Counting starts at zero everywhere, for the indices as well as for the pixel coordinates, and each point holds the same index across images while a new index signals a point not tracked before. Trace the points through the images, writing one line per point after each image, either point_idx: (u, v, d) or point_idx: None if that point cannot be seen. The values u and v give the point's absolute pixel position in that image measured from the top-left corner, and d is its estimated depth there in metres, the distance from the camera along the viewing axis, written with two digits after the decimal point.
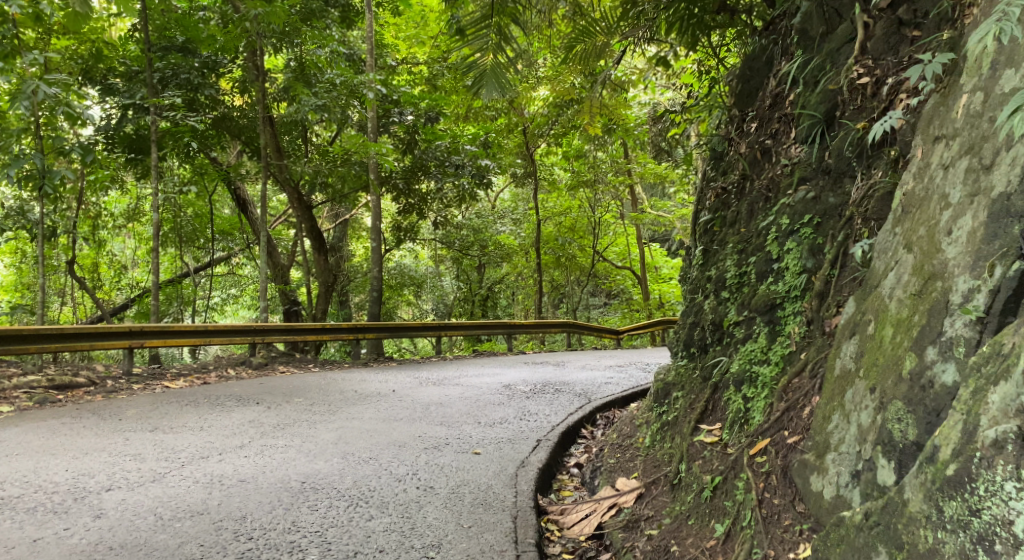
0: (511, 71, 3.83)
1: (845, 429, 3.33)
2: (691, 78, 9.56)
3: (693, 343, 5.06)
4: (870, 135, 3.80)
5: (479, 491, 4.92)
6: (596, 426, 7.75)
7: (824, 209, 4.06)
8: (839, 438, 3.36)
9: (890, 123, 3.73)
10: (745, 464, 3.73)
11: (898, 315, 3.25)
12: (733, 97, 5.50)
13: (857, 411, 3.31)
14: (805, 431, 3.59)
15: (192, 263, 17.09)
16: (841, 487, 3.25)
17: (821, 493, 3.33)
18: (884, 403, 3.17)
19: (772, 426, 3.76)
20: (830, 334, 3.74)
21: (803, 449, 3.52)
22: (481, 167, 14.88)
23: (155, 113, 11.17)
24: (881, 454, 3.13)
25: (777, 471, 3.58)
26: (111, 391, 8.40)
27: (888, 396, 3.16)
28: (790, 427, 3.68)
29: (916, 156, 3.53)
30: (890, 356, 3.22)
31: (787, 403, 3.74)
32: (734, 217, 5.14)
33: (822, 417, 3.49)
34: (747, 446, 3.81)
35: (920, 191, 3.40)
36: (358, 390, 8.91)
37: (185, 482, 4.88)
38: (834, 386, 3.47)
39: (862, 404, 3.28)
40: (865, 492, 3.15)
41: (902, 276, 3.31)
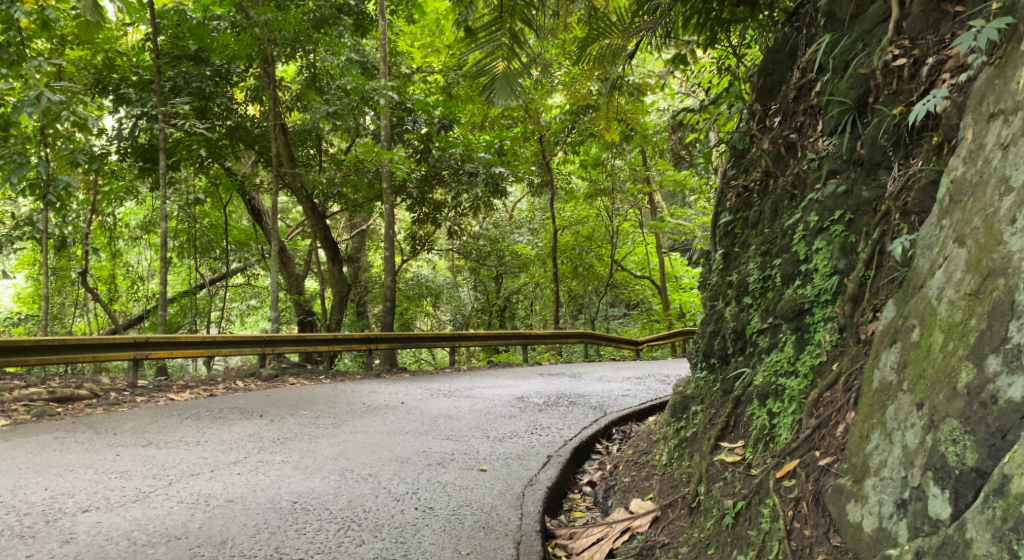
0: (526, 78, 3.41)
1: (888, 451, 2.96)
2: (712, 79, 9.13)
3: (713, 354, 4.69)
4: (911, 117, 3.39)
5: (482, 513, 4.57)
6: (612, 441, 7.38)
7: (856, 204, 3.70)
8: (880, 460, 2.98)
9: (934, 102, 3.31)
10: (771, 489, 3.34)
11: (949, 319, 2.88)
12: (754, 93, 5.18)
13: (901, 430, 2.93)
14: (839, 452, 3.20)
15: (208, 274, 16.84)
16: (884, 518, 2.88)
17: (861, 524, 2.95)
18: (934, 422, 2.81)
19: (802, 446, 3.37)
20: (866, 342, 3.37)
21: (838, 473, 3.14)
22: (495, 174, 14.24)
23: (164, 122, 10.83)
24: (933, 482, 2.77)
25: (807, 497, 3.20)
26: (113, 403, 8.11)
27: (940, 413, 2.79)
28: (822, 447, 3.28)
29: (967, 138, 3.15)
30: (941, 366, 2.84)
31: (818, 420, 3.36)
32: (758, 217, 4.78)
33: (859, 437, 3.11)
34: (773, 469, 3.42)
35: (972, 179, 3.03)
36: (367, 402, 8.57)
37: (168, 502, 4.57)
38: (874, 400, 3.10)
39: (908, 422, 2.90)
40: (913, 525, 2.79)
41: (952, 274, 2.94)
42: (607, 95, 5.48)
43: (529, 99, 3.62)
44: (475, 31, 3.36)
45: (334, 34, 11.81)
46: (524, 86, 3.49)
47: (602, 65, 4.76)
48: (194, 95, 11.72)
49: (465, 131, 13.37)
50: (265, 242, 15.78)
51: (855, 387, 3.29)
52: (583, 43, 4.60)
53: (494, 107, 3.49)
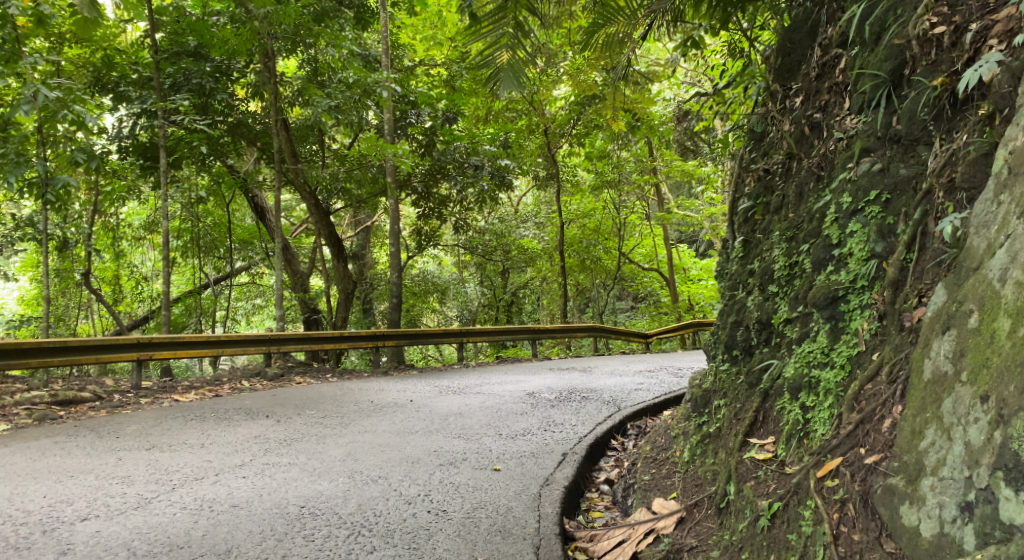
0: (532, 68, 3.21)
1: (947, 448, 2.75)
2: (720, 64, 8.89)
3: (735, 345, 4.47)
4: (961, 85, 3.24)
5: (498, 515, 4.37)
6: (626, 437, 7.17)
7: (894, 182, 3.48)
8: (937, 458, 2.77)
9: (984, 69, 3.14)
10: (812, 490, 3.13)
11: (1017, 304, 2.67)
12: (772, 73, 4.95)
13: (962, 425, 2.72)
14: (886, 449, 2.99)
15: (213, 273, 16.64)
16: (946, 522, 2.68)
17: (919, 529, 2.76)
18: (1004, 417, 2.60)
19: (843, 443, 3.15)
20: (911, 330, 3.15)
21: (888, 472, 2.94)
22: (501, 167, 14.16)
23: (164, 118, 10.59)
24: (1004, 483, 2.56)
25: (853, 499, 2.99)
26: (117, 405, 7.92)
27: (1011, 408, 2.59)
28: (867, 443, 3.07)
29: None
30: (1010, 355, 2.64)
31: (860, 414, 3.15)
32: (781, 201, 4.56)
33: (910, 433, 2.90)
34: (812, 468, 3.22)
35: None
36: (374, 400, 8.37)
37: (170, 508, 4.38)
38: (928, 393, 2.89)
39: (971, 417, 2.70)
40: (981, 531, 2.59)
41: (1016, 254, 2.73)
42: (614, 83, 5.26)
43: (534, 89, 3.42)
44: (477, 20, 3.15)
45: (334, 27, 11.55)
46: (529, 75, 3.29)
47: (609, 51, 4.59)
48: (193, 92, 11.43)
49: (470, 123, 13.14)
50: (269, 239, 15.58)
51: (900, 377, 3.07)
52: (587, 31, 4.39)
53: (498, 98, 3.30)
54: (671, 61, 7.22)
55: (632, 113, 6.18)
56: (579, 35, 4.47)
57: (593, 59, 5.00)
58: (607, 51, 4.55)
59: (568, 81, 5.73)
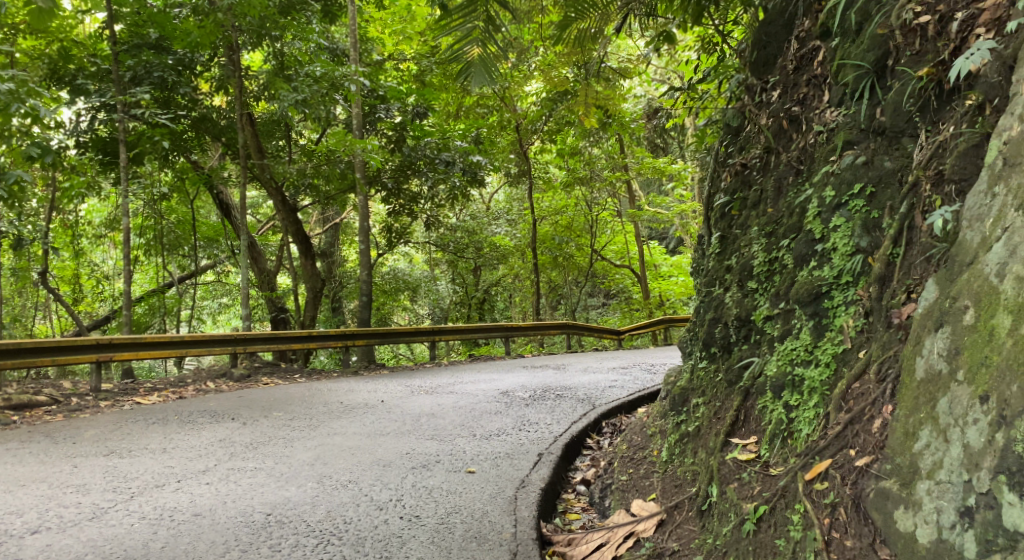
0: (503, 63, 3.07)
1: (943, 450, 2.67)
2: (691, 59, 8.82)
3: (714, 343, 4.38)
4: (950, 73, 3.14)
5: (473, 521, 4.24)
6: (602, 435, 7.08)
7: (878, 175, 3.41)
8: (932, 461, 2.69)
9: (977, 56, 3.05)
10: (802, 493, 3.04)
11: (1016, 300, 2.59)
12: (747, 67, 4.86)
13: (959, 427, 2.63)
14: (877, 450, 2.91)
15: (177, 272, 16.29)
16: (944, 528, 2.60)
17: (914, 535, 2.68)
18: (1005, 418, 2.51)
19: (831, 444, 3.07)
20: (899, 326, 3.08)
21: (880, 474, 2.85)
22: (473, 163, 13.99)
23: (124, 111, 10.30)
24: (1007, 488, 2.48)
25: (844, 503, 2.91)
26: (75, 409, 7.66)
27: (1012, 408, 2.50)
28: (857, 444, 2.99)
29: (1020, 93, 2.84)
30: (1008, 354, 2.55)
31: (849, 415, 3.07)
32: (759, 197, 4.48)
33: (902, 434, 2.83)
34: (800, 470, 3.13)
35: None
36: (343, 401, 8.18)
37: (128, 518, 4.19)
38: (921, 393, 2.81)
39: (969, 418, 2.61)
40: (983, 537, 2.51)
41: (1014, 248, 2.64)
42: (588, 79, 5.13)
43: (506, 84, 3.29)
44: (446, 13, 3.01)
45: (301, 19, 11.27)
46: (500, 71, 3.15)
47: (582, 45, 4.45)
48: (155, 85, 11.21)
49: (440, 119, 12.96)
50: (235, 237, 15.27)
51: (890, 376, 3.00)
52: (559, 26, 4.26)
53: (469, 94, 3.17)
54: (642, 57, 7.11)
55: (605, 109, 6.06)
56: (549, 32, 4.34)
57: (565, 55, 4.87)
58: (581, 47, 4.41)
59: (539, 77, 5.60)
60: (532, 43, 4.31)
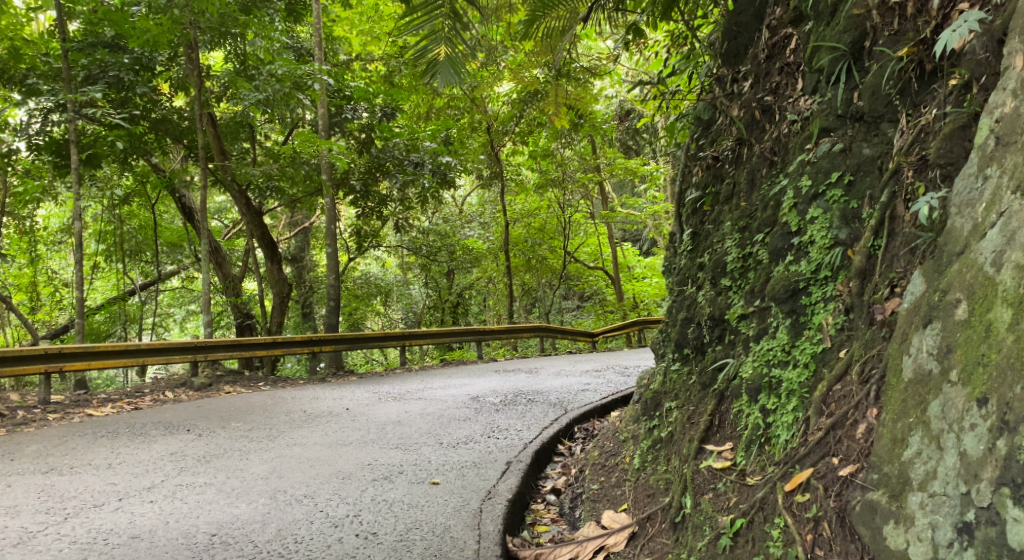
0: (473, 61, 2.89)
1: (936, 459, 2.46)
2: (661, 55, 8.63)
3: (686, 344, 4.18)
4: (936, 48, 2.93)
5: (434, 537, 4.09)
6: (573, 441, 6.86)
7: (857, 164, 3.23)
8: (924, 470, 2.49)
9: (965, 27, 2.86)
10: (781, 507, 2.85)
11: (1014, 293, 2.39)
12: (718, 58, 4.66)
13: (955, 432, 2.43)
14: (863, 458, 2.71)
15: (140, 279, 15.84)
16: (939, 547, 2.40)
17: (906, 553, 2.47)
18: (1006, 423, 2.31)
19: (813, 453, 2.87)
20: (883, 323, 2.89)
21: (866, 485, 2.66)
22: (442, 164, 13.66)
23: (75, 111, 9.90)
24: (1010, 500, 2.26)
25: (828, 517, 2.71)
26: (21, 423, 7.29)
27: (1015, 411, 2.29)
28: (840, 452, 2.80)
29: (1012, 68, 2.65)
30: (1007, 351, 2.35)
31: (832, 419, 2.88)
32: (731, 191, 4.28)
33: (889, 442, 2.63)
34: (780, 480, 2.93)
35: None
36: (307, 410, 7.88)
37: (57, 544, 4.05)
38: (909, 395, 2.62)
39: (965, 422, 2.41)
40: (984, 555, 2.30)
41: (1010, 234, 2.44)
42: (554, 79, 4.90)
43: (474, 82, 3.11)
44: (410, 9, 2.81)
45: (262, 16, 10.82)
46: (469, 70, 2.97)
47: (549, 40, 4.22)
48: (110, 85, 10.84)
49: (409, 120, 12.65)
50: (199, 241, 14.82)
51: (874, 377, 2.81)
52: (525, 23, 4.04)
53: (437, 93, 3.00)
54: (611, 55, 6.87)
55: (573, 111, 5.81)
56: (517, 30, 4.12)
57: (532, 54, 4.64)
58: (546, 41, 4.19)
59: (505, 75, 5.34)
60: (497, 42, 4.09)
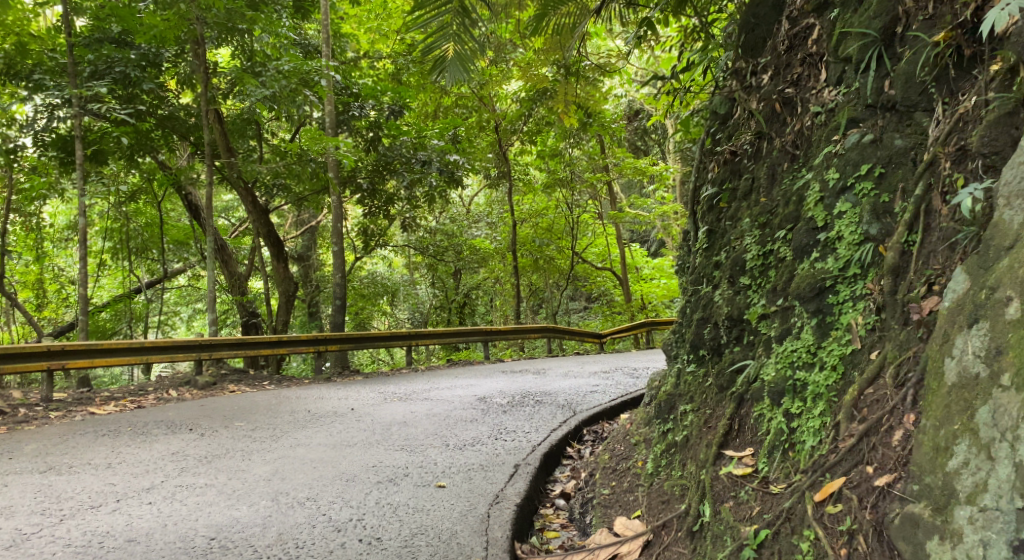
0: (479, 57, 2.98)
1: (987, 470, 2.31)
2: (673, 53, 8.47)
3: (702, 345, 4.03)
4: (982, 26, 2.74)
5: (440, 543, 3.95)
6: (583, 443, 6.71)
7: (888, 155, 3.08)
8: (972, 482, 2.33)
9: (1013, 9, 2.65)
10: (811, 518, 2.70)
11: None
12: (735, 50, 4.49)
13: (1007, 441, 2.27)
14: (901, 467, 2.56)
15: (147, 277, 15.75)
16: None
17: None
18: None
19: (845, 460, 2.73)
20: (920, 324, 2.75)
21: (905, 496, 2.50)
22: (450, 162, 13.32)
23: (79, 107, 9.77)
24: None
25: (864, 530, 2.56)
26: (22, 420, 7.18)
27: None
28: (876, 460, 2.65)
29: None
30: None
31: (865, 425, 2.73)
32: (750, 187, 4.12)
33: (930, 451, 2.48)
34: (808, 490, 2.78)
35: None
36: (312, 409, 7.74)
37: (51, 546, 3.92)
38: (954, 400, 2.46)
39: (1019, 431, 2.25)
40: None
41: None
42: (564, 76, 4.76)
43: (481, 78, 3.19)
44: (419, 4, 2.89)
45: (268, 11, 10.64)
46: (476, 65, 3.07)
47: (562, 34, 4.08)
48: (115, 80, 10.69)
49: (417, 117, 12.49)
50: (205, 239, 14.69)
51: (911, 381, 2.66)
52: (535, 17, 3.93)
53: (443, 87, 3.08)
54: (621, 52, 6.70)
55: (583, 111, 5.63)
56: (526, 27, 4.06)
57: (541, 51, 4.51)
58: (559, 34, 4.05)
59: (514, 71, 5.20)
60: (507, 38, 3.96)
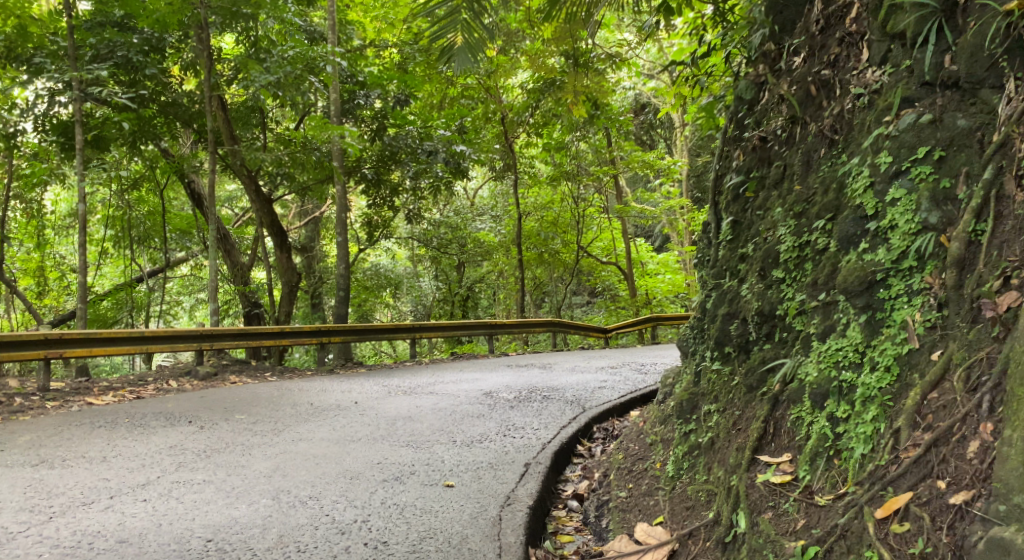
0: (489, 44, 2.87)
1: None
2: (682, 44, 8.20)
3: (728, 342, 3.78)
4: None
5: (451, 548, 3.72)
6: (593, 442, 6.46)
7: (950, 137, 2.94)
8: None
9: None
10: (873, 537, 2.55)
11: None
12: (763, 31, 4.19)
13: None
14: (980, 483, 2.44)
15: (148, 265, 15.47)
16: None
17: None
18: None
19: (910, 472, 2.59)
20: (995, 321, 2.63)
21: (988, 517, 2.37)
22: (456, 153, 13.11)
23: (78, 90, 9.40)
24: None
25: (941, 554, 2.42)
26: (17, 410, 6.95)
27: None
28: (949, 475, 2.51)
29: None
30: None
31: (932, 434, 2.59)
32: (781, 174, 3.85)
33: (1019, 467, 2.35)
34: (867, 505, 2.63)
35: None
36: (314, 403, 7.49)
37: (37, 547, 3.69)
38: None
39: None
40: None
41: None
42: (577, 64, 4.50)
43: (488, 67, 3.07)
44: None
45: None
46: (486, 53, 2.96)
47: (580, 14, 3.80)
48: (118, 65, 10.39)
49: (423, 108, 12.24)
50: (208, 228, 14.43)
51: (987, 385, 2.54)
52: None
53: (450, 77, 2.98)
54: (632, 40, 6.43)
55: (594, 99, 5.32)
56: (539, 12, 3.83)
57: (557, 35, 4.23)
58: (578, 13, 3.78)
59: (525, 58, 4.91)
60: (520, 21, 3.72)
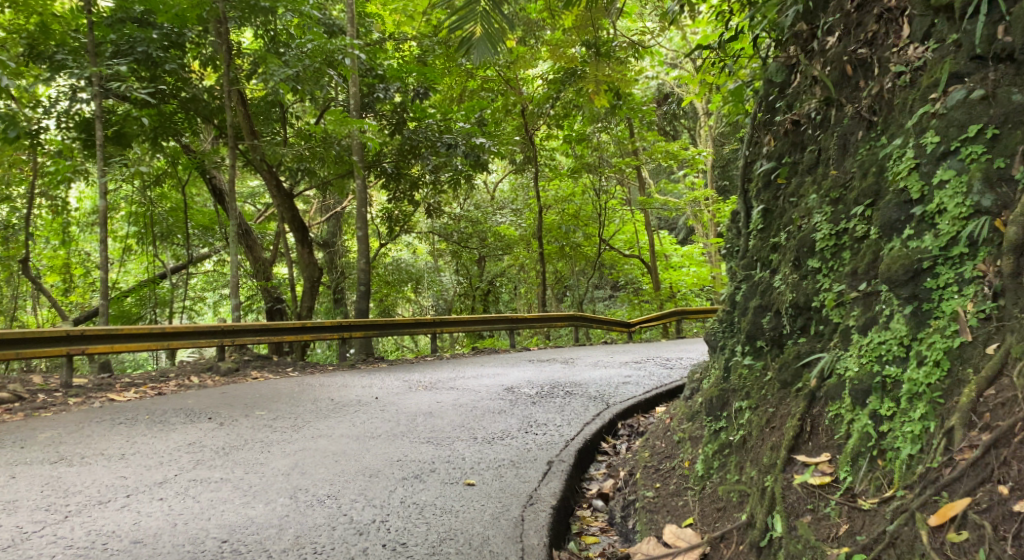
0: (508, 31, 2.71)
1: None
2: (706, 31, 7.96)
3: (761, 335, 3.62)
4: None
5: (471, 551, 3.59)
6: (617, 439, 6.30)
7: (1004, 114, 2.78)
8: None
9: None
10: (930, 547, 2.42)
11: None
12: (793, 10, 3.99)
13: None
14: None
15: (171, 261, 15.48)
16: None
17: None
18: None
19: (966, 474, 2.46)
20: None
21: None
22: (476, 145, 12.83)
23: (98, 85, 9.29)
24: None
25: None
26: (40, 407, 6.91)
27: None
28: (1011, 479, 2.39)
29: None
30: None
31: (990, 435, 2.46)
32: (815, 159, 3.67)
33: None
34: (920, 510, 2.49)
35: None
36: (334, 399, 7.38)
37: (51, 548, 3.60)
38: None
39: None
40: None
41: None
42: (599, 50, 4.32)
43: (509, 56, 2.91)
44: None
45: None
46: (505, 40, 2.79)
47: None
48: (138, 60, 10.29)
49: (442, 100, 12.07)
50: (229, 223, 14.40)
51: None
52: None
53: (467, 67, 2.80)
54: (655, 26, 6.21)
55: (617, 87, 5.13)
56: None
57: (581, 20, 4.05)
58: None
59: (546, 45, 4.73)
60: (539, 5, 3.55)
